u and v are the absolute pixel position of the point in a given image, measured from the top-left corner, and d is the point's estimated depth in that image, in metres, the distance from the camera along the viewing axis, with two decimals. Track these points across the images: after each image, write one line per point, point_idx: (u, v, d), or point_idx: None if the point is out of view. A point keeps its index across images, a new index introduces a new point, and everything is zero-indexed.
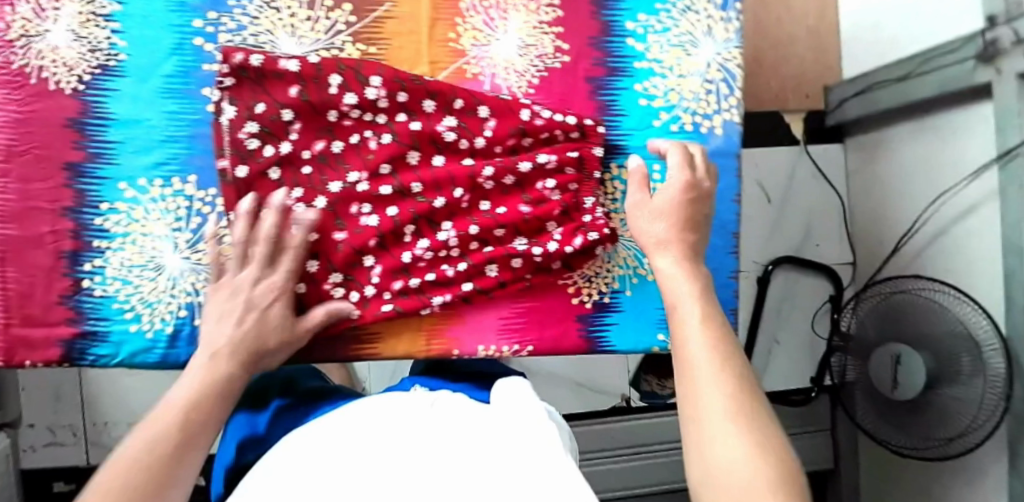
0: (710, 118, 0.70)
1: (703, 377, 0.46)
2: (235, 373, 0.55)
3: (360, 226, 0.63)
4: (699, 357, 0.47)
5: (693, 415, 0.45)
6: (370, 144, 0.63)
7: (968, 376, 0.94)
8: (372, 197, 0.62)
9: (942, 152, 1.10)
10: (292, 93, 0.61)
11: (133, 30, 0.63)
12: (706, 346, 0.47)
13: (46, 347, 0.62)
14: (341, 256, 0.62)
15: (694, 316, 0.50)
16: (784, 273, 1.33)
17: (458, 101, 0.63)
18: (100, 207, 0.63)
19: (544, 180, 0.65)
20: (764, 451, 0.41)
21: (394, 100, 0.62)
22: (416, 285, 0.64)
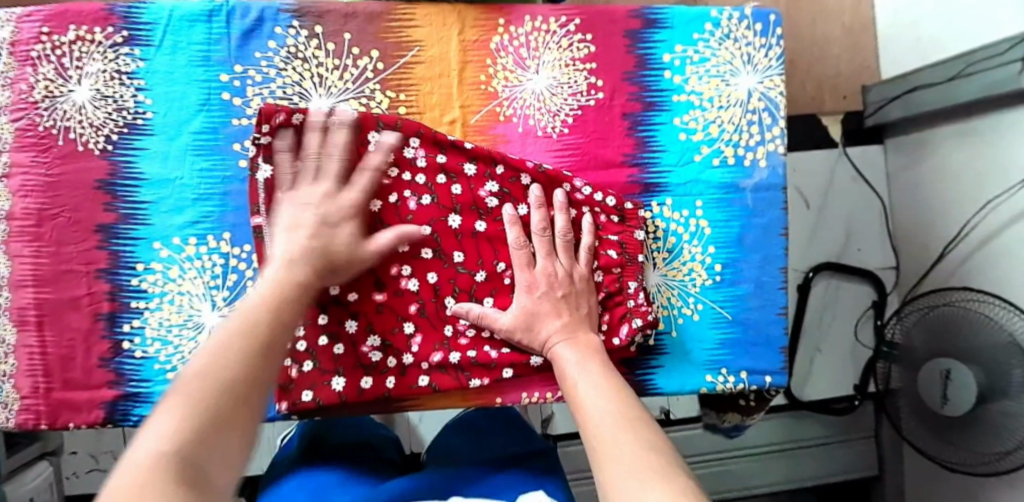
0: (755, 150, 0.67)
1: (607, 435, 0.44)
2: (309, 279, 0.50)
3: (400, 290, 0.61)
4: (597, 419, 0.46)
5: (608, 474, 0.41)
6: (410, 206, 0.61)
7: (1019, 391, 0.90)
8: (410, 259, 0.61)
9: (987, 156, 1.05)
10: None
11: (158, 86, 0.62)
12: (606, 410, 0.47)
13: (91, 409, 0.62)
14: (381, 321, 0.61)
15: (611, 403, 0.48)
16: (825, 280, 1.28)
17: (500, 167, 0.63)
18: (136, 267, 0.63)
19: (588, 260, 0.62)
20: (673, 482, 0.39)
21: (439, 165, 0.62)
22: (456, 361, 0.62)
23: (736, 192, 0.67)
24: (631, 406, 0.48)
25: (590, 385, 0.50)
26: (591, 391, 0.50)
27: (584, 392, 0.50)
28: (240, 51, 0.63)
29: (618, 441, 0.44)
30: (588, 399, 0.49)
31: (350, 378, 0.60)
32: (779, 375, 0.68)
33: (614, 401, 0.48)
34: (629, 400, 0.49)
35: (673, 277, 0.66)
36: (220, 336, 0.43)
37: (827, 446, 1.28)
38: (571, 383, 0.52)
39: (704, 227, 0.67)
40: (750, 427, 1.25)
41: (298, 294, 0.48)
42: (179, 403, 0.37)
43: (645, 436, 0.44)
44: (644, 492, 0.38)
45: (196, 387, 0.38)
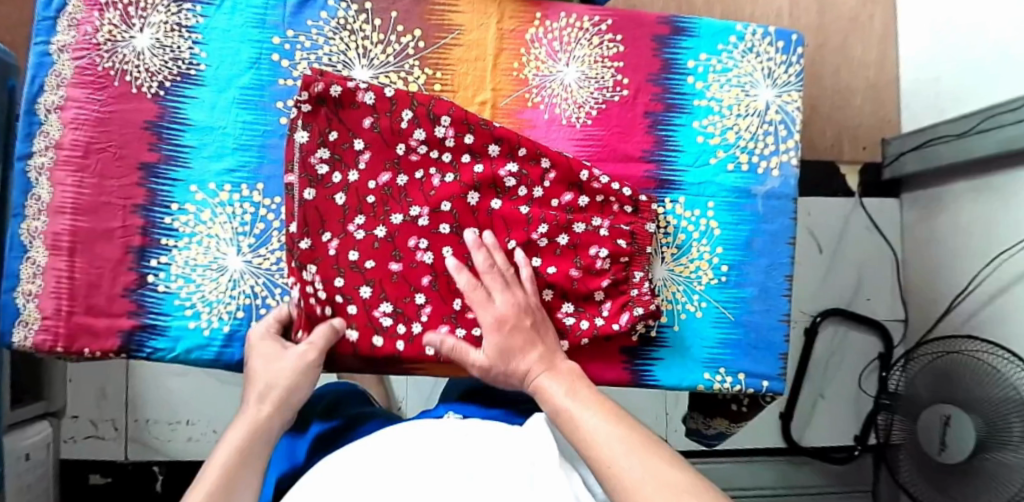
0: (768, 159, 0.70)
1: (616, 456, 0.47)
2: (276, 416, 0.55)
3: (415, 260, 0.64)
4: (600, 438, 0.49)
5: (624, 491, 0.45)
6: (433, 182, 0.65)
7: (1018, 442, 0.88)
8: (428, 233, 0.64)
9: (999, 211, 1.06)
10: (366, 124, 0.63)
11: (214, 42, 0.67)
12: (605, 428, 0.50)
13: (108, 337, 0.64)
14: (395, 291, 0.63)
15: (611, 428, 0.50)
16: (834, 325, 1.26)
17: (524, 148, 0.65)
18: (171, 207, 0.66)
19: (597, 247, 0.64)
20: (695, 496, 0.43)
21: (467, 145, 0.65)
22: (461, 337, 0.63)
23: (748, 197, 0.69)
24: (625, 425, 0.51)
25: (585, 411, 0.52)
26: (589, 413, 0.52)
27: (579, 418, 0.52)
28: (294, 18, 0.68)
29: (634, 466, 0.46)
30: (587, 424, 0.51)
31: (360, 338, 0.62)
32: (776, 381, 0.68)
33: (610, 425, 0.50)
34: (622, 420, 0.51)
35: (679, 273, 0.68)
36: (217, 456, 0.51)
37: (826, 494, 1.24)
38: (562, 406, 0.54)
39: (713, 228, 0.69)
40: (748, 466, 1.22)
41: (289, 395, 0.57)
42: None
43: (647, 452, 0.48)
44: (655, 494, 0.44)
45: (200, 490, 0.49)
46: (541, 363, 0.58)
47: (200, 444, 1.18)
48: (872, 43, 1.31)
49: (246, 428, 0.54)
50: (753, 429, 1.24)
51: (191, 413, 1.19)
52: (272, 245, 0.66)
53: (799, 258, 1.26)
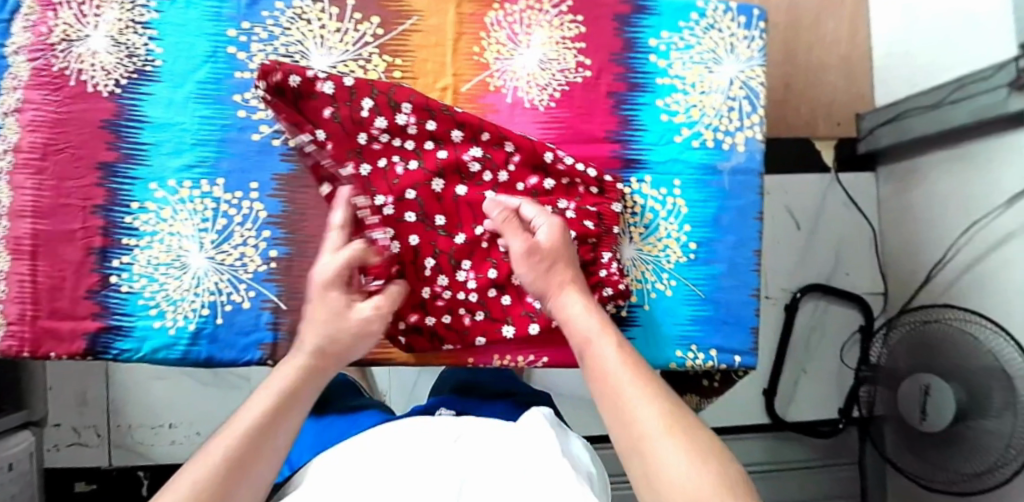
0: (733, 135, 0.69)
1: (632, 397, 0.47)
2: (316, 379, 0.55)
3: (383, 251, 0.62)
4: (617, 376, 0.49)
5: (635, 446, 0.44)
6: (398, 171, 0.63)
7: (999, 410, 0.88)
8: (393, 222, 0.63)
9: (973, 181, 1.05)
10: (326, 114, 0.61)
11: (169, 37, 0.66)
12: (623, 368, 0.50)
13: (73, 340, 0.62)
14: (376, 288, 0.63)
15: (631, 384, 0.48)
16: (813, 301, 1.27)
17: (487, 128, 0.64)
18: (131, 206, 0.65)
19: None
20: (706, 456, 0.41)
21: (432, 131, 0.64)
22: (431, 324, 0.64)
23: (714, 174, 0.69)
24: (650, 381, 0.48)
25: (611, 356, 0.51)
26: (615, 362, 0.50)
27: (605, 367, 0.51)
28: (249, 10, 0.67)
29: (643, 412, 0.45)
30: (612, 372, 0.50)
31: None
32: (749, 356, 0.68)
33: (632, 379, 0.49)
34: (648, 376, 0.49)
35: (648, 252, 0.68)
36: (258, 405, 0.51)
37: (813, 469, 1.23)
38: (589, 347, 0.53)
39: (680, 206, 0.69)
40: (734, 444, 1.21)
41: (325, 361, 0.56)
42: (200, 456, 0.47)
43: (669, 412, 0.45)
44: (669, 456, 0.42)
45: (232, 435, 0.48)
46: (566, 288, 0.57)
47: (184, 447, 1.17)
48: (845, 18, 1.30)
49: (284, 385, 0.53)
50: (733, 404, 1.25)
51: (174, 416, 1.18)
52: (234, 241, 0.65)
53: (767, 232, 1.26)
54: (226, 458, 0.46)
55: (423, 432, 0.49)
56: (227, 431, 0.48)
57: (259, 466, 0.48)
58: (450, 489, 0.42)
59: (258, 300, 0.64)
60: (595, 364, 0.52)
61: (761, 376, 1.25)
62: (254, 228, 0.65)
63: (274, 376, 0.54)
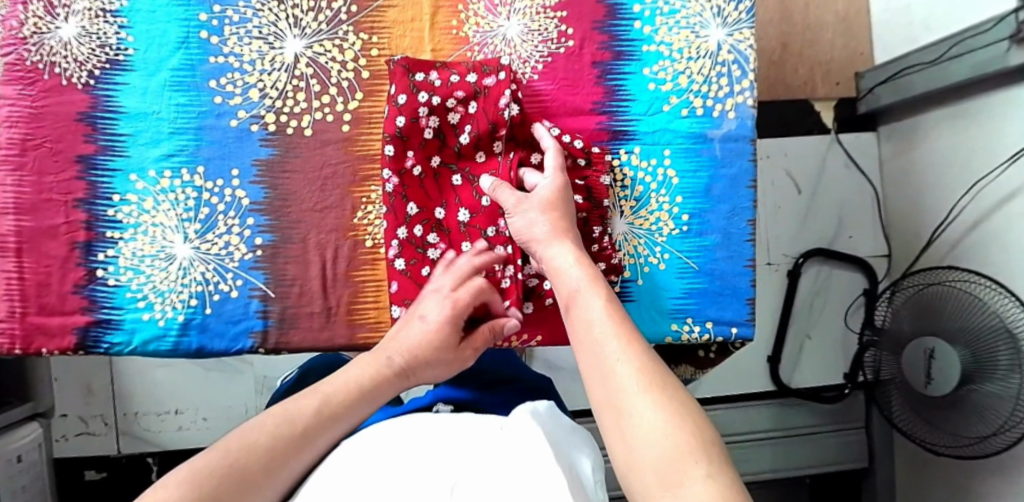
0: (722, 101, 0.67)
1: (611, 354, 0.46)
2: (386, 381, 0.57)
3: (418, 250, 0.62)
4: (599, 330, 0.48)
5: (612, 403, 0.43)
6: (407, 166, 0.62)
7: (1005, 372, 0.87)
8: (401, 220, 0.61)
9: (977, 136, 1.02)
10: (400, 120, 0.61)
11: (140, 24, 0.64)
12: (606, 321, 0.48)
13: (64, 335, 0.62)
14: (397, 290, 0.62)
15: (611, 340, 0.47)
16: (816, 266, 1.24)
17: (486, 78, 0.62)
18: (112, 198, 0.63)
19: None
20: (682, 417, 0.40)
21: (443, 105, 0.62)
22: None
23: (704, 142, 0.67)
24: (632, 337, 0.47)
25: (595, 309, 0.49)
26: (598, 316, 0.49)
27: (588, 319, 0.49)
28: None
29: (619, 370, 0.44)
30: (596, 325, 0.48)
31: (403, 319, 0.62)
32: (745, 327, 0.67)
33: (614, 334, 0.47)
34: (630, 332, 0.48)
35: (639, 226, 0.67)
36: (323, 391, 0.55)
37: (818, 434, 1.20)
38: (574, 299, 0.52)
39: (671, 178, 0.67)
40: (738, 412, 1.18)
41: (403, 371, 0.58)
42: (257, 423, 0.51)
43: (648, 369, 0.44)
44: (644, 412, 0.41)
45: (290, 414, 0.51)
46: (557, 239, 0.56)
47: (191, 433, 1.18)
48: None
49: (360, 382, 0.56)
50: (738, 374, 1.22)
51: (179, 403, 1.19)
52: (218, 230, 0.63)
53: (762, 196, 1.23)
54: (277, 434, 0.49)
55: (416, 428, 0.46)
56: (298, 405, 0.53)
57: (307, 452, 0.50)
58: (437, 481, 0.39)
59: (246, 288, 0.63)
60: (579, 317, 0.50)
61: (765, 343, 1.22)
62: (238, 215, 0.63)
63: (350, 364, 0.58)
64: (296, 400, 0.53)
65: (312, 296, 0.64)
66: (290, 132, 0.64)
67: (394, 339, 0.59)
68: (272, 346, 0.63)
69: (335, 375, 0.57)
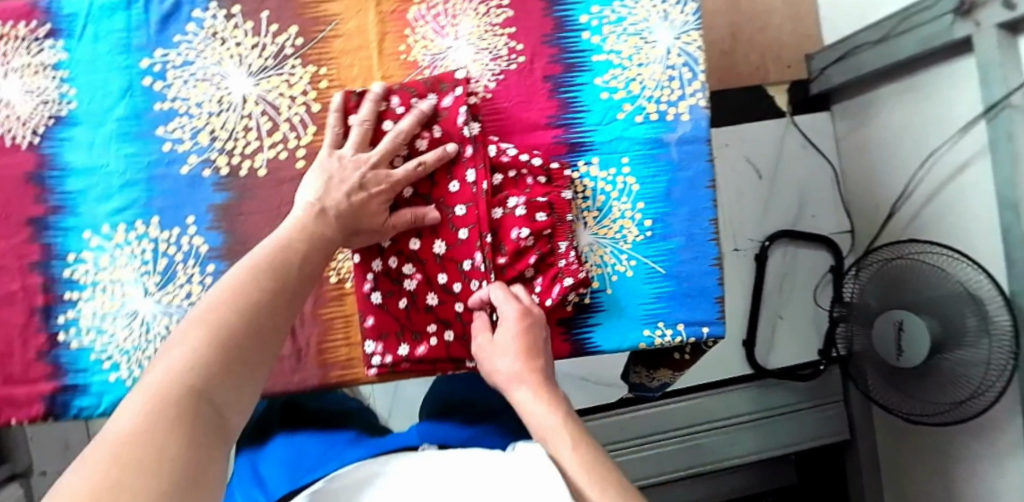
0: (676, 104, 0.68)
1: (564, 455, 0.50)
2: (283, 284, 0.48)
3: (394, 284, 0.62)
4: (552, 433, 0.52)
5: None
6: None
7: (974, 337, 0.90)
8: (375, 253, 0.62)
9: (927, 111, 1.04)
10: None
11: (81, 76, 0.62)
12: (556, 425, 0.53)
13: (31, 404, 0.60)
14: (375, 324, 0.62)
15: (564, 444, 0.51)
16: (782, 247, 1.26)
17: (445, 99, 0.63)
18: (66, 258, 0.62)
19: (518, 229, 0.63)
20: None
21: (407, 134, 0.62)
22: (422, 353, 0.63)
23: (661, 147, 0.68)
24: (582, 442, 0.51)
25: (544, 414, 0.54)
26: (550, 421, 0.53)
27: (540, 425, 0.54)
28: (159, 36, 0.63)
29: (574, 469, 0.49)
30: (548, 428, 0.53)
31: (384, 351, 0.62)
32: (716, 325, 0.68)
33: (566, 440, 0.51)
34: (581, 437, 0.52)
35: (604, 236, 0.67)
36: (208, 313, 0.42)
37: (798, 412, 1.23)
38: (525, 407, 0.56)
39: (631, 185, 0.68)
40: (719, 397, 1.20)
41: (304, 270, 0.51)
42: (158, 396, 0.35)
43: (600, 466, 0.49)
44: None
45: (211, 332, 0.40)
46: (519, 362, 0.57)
47: None
48: None
49: (241, 292, 0.45)
50: (716, 360, 1.24)
51: None
52: (179, 280, 0.62)
53: (722, 182, 1.25)
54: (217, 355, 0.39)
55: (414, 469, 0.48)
56: (190, 338, 0.40)
57: (236, 373, 0.40)
58: None
59: None
60: (532, 422, 0.54)
61: (740, 328, 1.24)
62: (197, 264, 0.62)
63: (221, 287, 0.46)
64: (186, 341, 0.40)
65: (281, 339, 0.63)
66: (243, 174, 0.63)
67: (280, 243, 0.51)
68: None
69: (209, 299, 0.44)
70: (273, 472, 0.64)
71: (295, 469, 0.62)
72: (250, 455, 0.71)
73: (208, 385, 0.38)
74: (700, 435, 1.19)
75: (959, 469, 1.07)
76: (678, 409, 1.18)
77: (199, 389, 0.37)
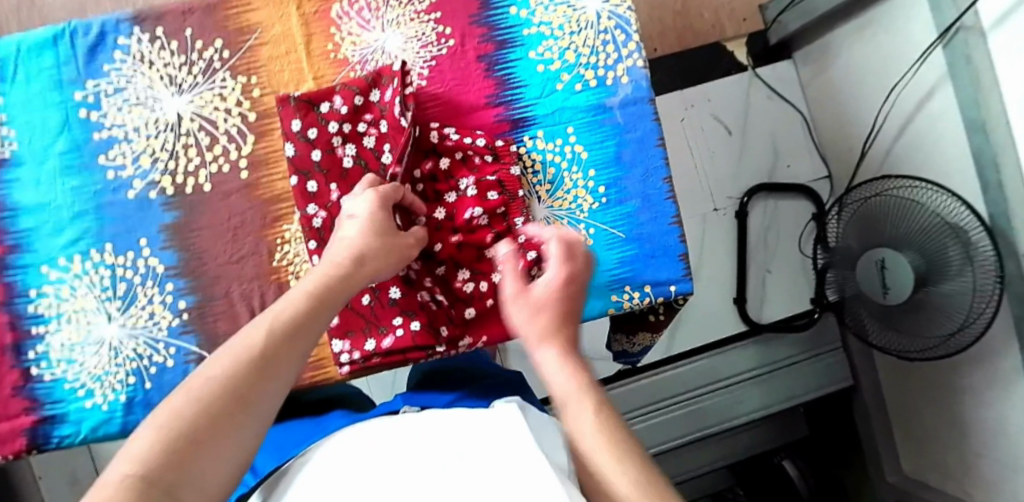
0: (613, 68, 0.67)
1: (590, 438, 0.45)
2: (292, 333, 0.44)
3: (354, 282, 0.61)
4: (571, 398, 0.48)
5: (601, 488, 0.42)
6: (332, 198, 0.61)
7: (958, 268, 0.87)
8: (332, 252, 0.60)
9: (886, 45, 1.02)
10: (315, 156, 0.61)
11: (19, 116, 0.63)
12: (573, 389, 0.49)
13: (15, 438, 0.60)
14: (340, 322, 0.61)
15: (585, 411, 0.47)
16: (762, 201, 1.25)
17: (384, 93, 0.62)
18: (29, 295, 0.62)
19: (471, 208, 0.62)
20: None
21: (354, 131, 0.62)
22: (388, 346, 0.60)
23: (604, 112, 0.68)
24: (603, 412, 0.47)
25: (561, 379, 0.50)
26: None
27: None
28: (89, 67, 0.63)
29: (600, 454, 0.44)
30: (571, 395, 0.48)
31: (353, 346, 0.60)
32: (683, 283, 0.68)
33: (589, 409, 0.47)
34: (602, 406, 0.48)
35: (559, 208, 0.67)
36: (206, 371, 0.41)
37: (800, 363, 1.22)
38: (541, 370, 0.52)
39: (579, 153, 0.67)
40: (719, 357, 1.20)
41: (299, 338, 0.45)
42: (104, 484, 0.33)
43: (621, 452, 0.44)
44: None
45: (163, 431, 0.36)
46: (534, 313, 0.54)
47: None
48: None
49: (242, 346, 0.42)
50: (710, 319, 1.23)
51: None
52: (141, 302, 0.63)
53: (693, 143, 1.24)
54: (167, 445, 0.36)
55: (380, 438, 0.46)
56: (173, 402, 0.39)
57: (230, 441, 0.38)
58: (411, 488, 0.40)
59: (181, 354, 0.62)
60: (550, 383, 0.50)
61: (730, 286, 1.23)
62: (157, 284, 0.63)
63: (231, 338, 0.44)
64: (176, 405, 0.38)
65: None
66: (189, 191, 0.64)
67: (272, 311, 0.46)
68: None
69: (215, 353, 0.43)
70: (264, 456, 0.65)
71: (285, 449, 0.63)
72: None
73: (166, 471, 0.35)
74: (706, 396, 1.18)
75: (959, 404, 1.04)
76: (679, 375, 1.18)
77: (144, 472, 0.34)
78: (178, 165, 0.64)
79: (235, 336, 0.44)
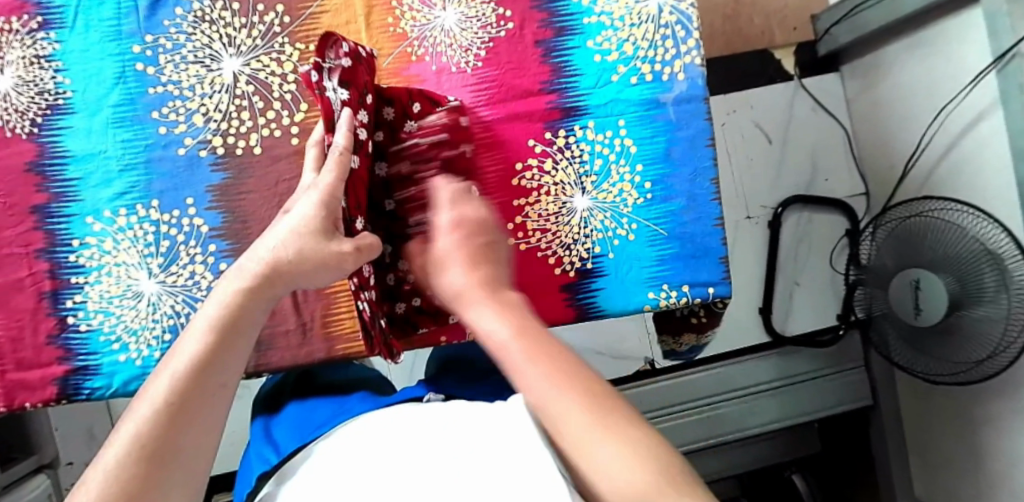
0: (671, 63, 0.67)
1: (537, 387, 0.42)
2: (209, 367, 0.44)
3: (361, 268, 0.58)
4: (513, 354, 0.45)
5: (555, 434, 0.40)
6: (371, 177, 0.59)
7: (992, 294, 0.85)
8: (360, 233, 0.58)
9: (938, 66, 1.01)
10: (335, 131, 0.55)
11: (75, 66, 0.63)
12: (515, 343, 0.46)
13: (45, 387, 0.61)
14: None
15: (534, 371, 0.43)
16: (796, 213, 1.24)
17: (313, 73, 0.47)
18: (71, 244, 0.62)
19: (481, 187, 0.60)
20: (635, 445, 0.37)
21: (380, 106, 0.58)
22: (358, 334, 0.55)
23: (658, 107, 0.67)
24: (550, 359, 0.44)
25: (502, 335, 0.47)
26: (567, 407, 0.40)
27: (573, 438, 0.39)
28: (149, 21, 0.63)
29: (552, 401, 0.41)
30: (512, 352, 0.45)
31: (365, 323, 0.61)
32: (722, 285, 0.67)
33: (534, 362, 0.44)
34: (549, 354, 0.44)
35: (604, 200, 0.66)
36: (126, 428, 0.40)
37: (822, 378, 1.20)
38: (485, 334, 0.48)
39: (629, 146, 0.67)
40: (737, 366, 1.18)
41: (210, 373, 0.44)
42: None
43: (577, 384, 0.42)
44: (600, 459, 0.37)
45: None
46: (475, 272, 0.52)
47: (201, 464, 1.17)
48: None
49: (163, 392, 0.42)
50: (734, 328, 1.23)
51: None
52: (182, 261, 0.63)
53: (732, 150, 1.23)
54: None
55: (411, 418, 0.44)
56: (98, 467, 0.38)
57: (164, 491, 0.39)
58: (426, 485, 0.38)
59: None
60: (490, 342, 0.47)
61: (755, 296, 1.23)
62: (200, 244, 0.63)
63: (144, 389, 0.43)
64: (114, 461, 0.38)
65: (286, 314, 0.63)
66: (240, 153, 0.64)
67: (180, 350, 0.45)
68: (254, 369, 0.62)
69: (129, 411, 0.41)
70: (284, 432, 0.64)
71: (307, 427, 0.62)
72: (265, 418, 0.72)
73: None
74: (721, 405, 1.16)
75: (978, 434, 1.03)
76: (694, 381, 1.16)
77: None
78: (228, 127, 0.63)
79: (146, 386, 0.43)
